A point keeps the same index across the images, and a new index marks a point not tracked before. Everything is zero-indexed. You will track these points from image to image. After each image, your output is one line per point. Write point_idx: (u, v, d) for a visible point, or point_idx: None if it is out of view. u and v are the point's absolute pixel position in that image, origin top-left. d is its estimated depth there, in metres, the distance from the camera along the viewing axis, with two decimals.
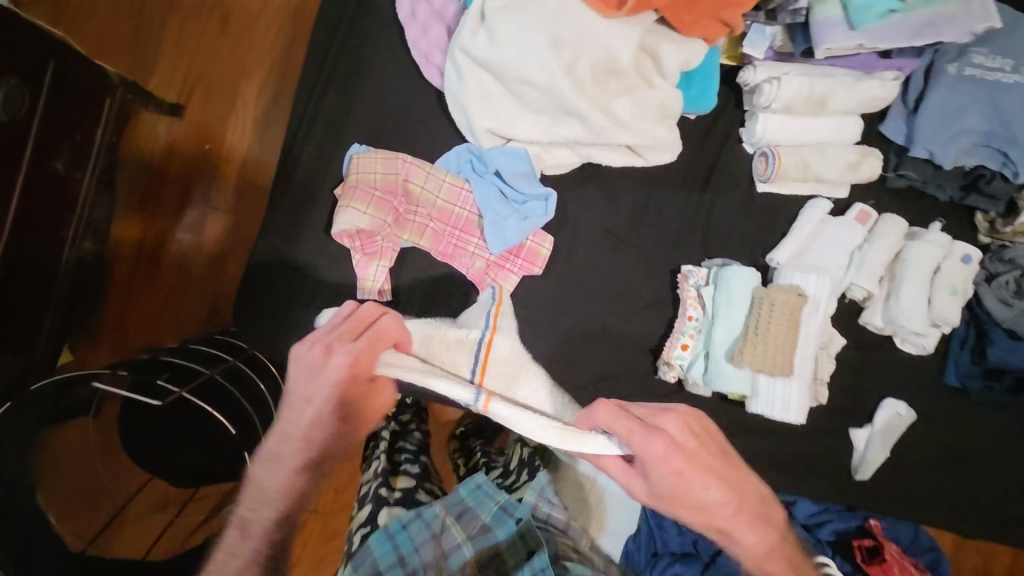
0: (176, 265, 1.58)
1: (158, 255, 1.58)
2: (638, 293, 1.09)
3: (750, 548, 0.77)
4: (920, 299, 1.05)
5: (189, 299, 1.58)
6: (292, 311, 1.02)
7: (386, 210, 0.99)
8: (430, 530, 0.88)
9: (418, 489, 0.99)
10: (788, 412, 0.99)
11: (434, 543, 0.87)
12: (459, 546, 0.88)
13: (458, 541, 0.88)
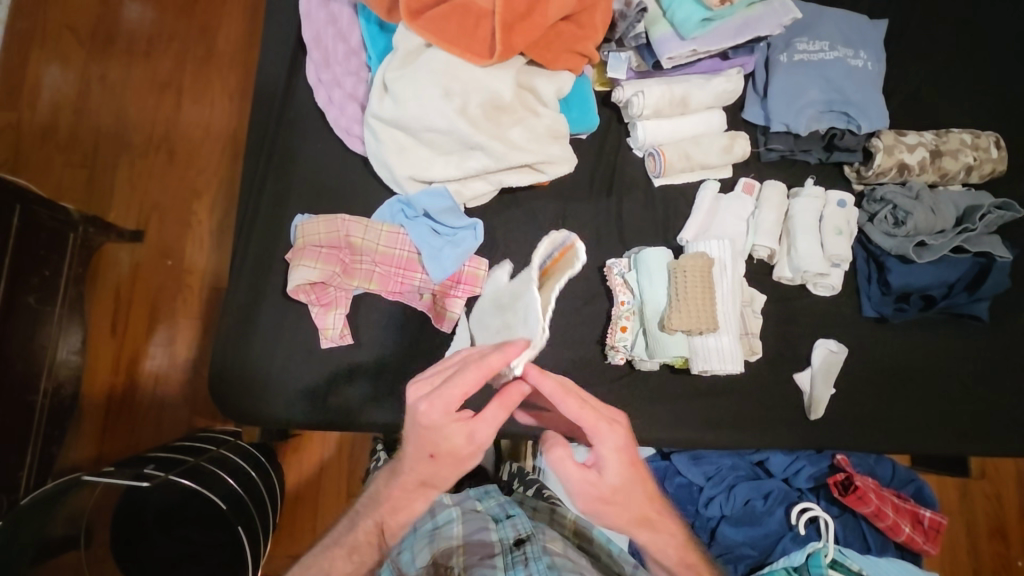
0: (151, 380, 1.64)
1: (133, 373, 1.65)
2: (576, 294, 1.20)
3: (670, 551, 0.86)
4: (814, 245, 1.21)
5: (169, 408, 1.64)
6: (265, 372, 1.11)
7: (334, 262, 1.11)
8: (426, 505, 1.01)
9: None
10: (726, 363, 1.09)
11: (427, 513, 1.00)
12: (449, 516, 0.99)
13: (451, 514, 0.99)
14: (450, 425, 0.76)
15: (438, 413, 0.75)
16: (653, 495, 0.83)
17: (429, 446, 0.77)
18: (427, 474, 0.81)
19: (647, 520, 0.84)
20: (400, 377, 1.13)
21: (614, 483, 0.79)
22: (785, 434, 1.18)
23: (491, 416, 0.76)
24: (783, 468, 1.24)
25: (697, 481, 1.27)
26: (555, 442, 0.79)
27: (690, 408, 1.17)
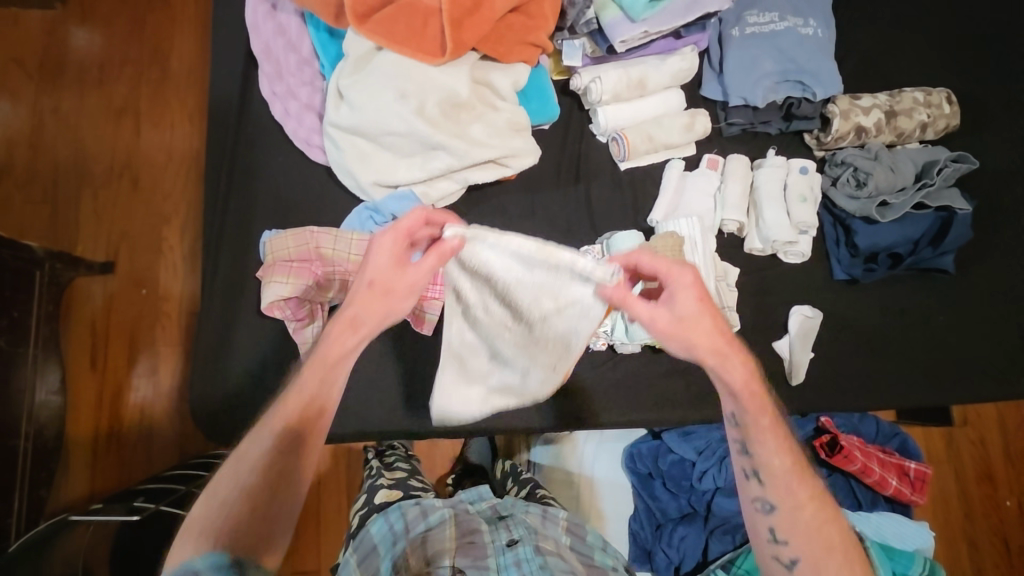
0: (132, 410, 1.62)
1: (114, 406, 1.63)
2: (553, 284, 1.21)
3: (739, 385, 0.83)
4: (781, 214, 1.23)
5: (158, 438, 1.62)
6: (246, 393, 1.10)
7: (307, 276, 1.10)
8: (419, 507, 0.99)
9: (411, 476, 1.14)
10: None
11: (420, 512, 0.98)
12: (442, 514, 0.98)
13: (443, 512, 0.99)
14: (364, 280, 0.85)
15: (371, 272, 0.85)
16: (734, 334, 0.83)
17: (355, 306, 0.85)
18: (337, 354, 0.86)
19: (739, 365, 0.83)
20: (385, 383, 1.13)
21: (692, 320, 0.80)
22: None
23: (414, 275, 0.84)
24: None
25: (689, 457, 1.30)
26: (621, 298, 0.72)
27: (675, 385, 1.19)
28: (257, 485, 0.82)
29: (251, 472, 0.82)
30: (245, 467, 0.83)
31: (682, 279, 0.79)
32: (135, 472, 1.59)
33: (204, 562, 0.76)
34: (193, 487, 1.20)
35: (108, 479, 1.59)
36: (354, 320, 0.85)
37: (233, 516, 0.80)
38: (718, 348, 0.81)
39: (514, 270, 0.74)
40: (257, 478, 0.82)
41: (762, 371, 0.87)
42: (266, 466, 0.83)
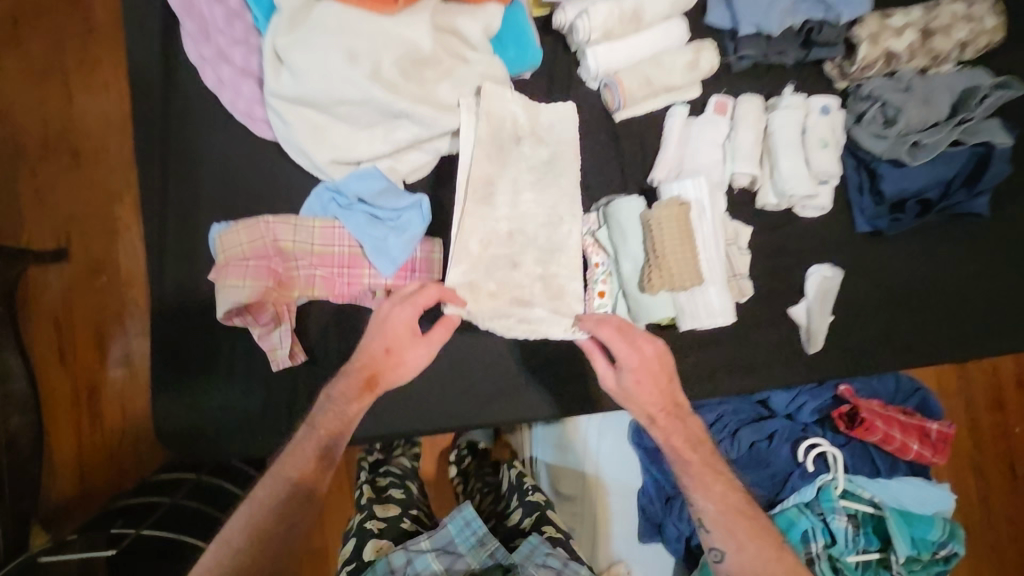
0: (96, 409, 1.54)
1: (76, 406, 1.53)
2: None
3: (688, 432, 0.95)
4: (800, 163, 1.08)
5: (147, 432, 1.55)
6: (215, 408, 1.00)
7: (265, 275, 0.97)
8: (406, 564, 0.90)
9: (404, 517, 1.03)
10: (715, 317, 0.99)
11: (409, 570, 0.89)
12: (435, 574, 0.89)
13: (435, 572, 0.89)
14: (380, 344, 0.88)
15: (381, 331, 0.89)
16: (672, 404, 0.94)
17: (371, 362, 0.88)
18: (349, 415, 0.88)
19: (682, 430, 0.95)
20: None
21: (642, 386, 0.93)
22: (784, 373, 1.13)
23: (422, 358, 0.90)
24: (786, 405, 1.19)
25: None
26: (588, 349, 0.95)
27: (682, 362, 1.10)
28: (275, 516, 0.82)
29: (256, 511, 0.82)
30: (266, 498, 0.83)
31: (647, 346, 0.94)
32: (116, 470, 1.53)
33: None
34: (178, 498, 1.11)
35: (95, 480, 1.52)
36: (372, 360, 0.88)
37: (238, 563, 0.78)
38: (666, 408, 0.94)
39: (512, 208, 0.99)
40: (274, 511, 0.82)
41: (702, 432, 0.97)
42: (286, 496, 0.83)
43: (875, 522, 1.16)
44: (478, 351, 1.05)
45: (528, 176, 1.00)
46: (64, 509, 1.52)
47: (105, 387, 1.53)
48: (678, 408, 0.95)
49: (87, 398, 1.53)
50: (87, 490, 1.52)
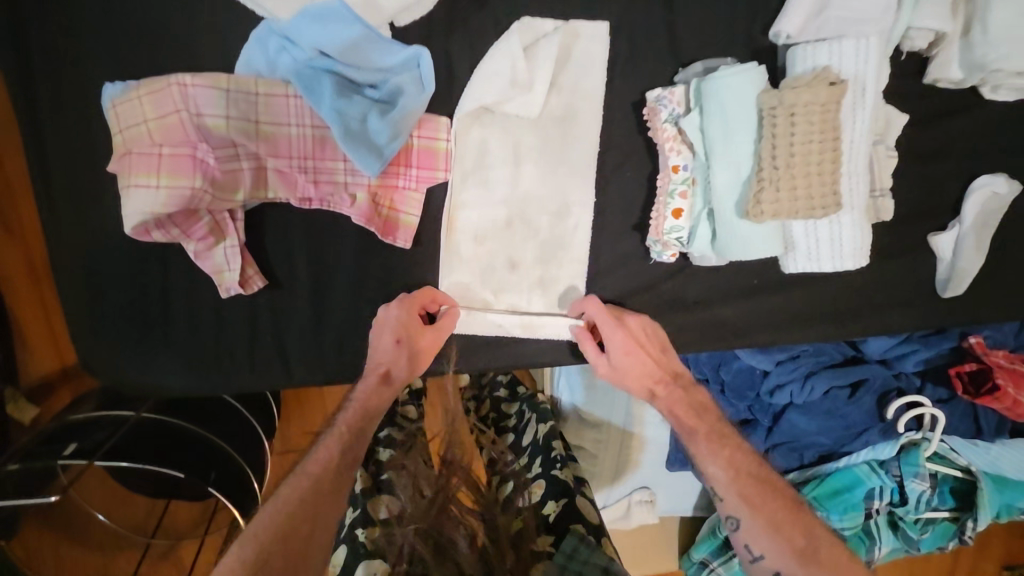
0: (37, 283, 0.99)
1: (18, 266, 0.98)
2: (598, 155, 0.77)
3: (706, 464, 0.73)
4: (1019, 16, 0.68)
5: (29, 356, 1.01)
6: (148, 343, 0.75)
7: (187, 170, 0.65)
8: None
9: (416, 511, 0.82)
10: (843, 260, 0.68)
11: None
12: None
13: None
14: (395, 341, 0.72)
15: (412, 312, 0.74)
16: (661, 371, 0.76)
17: (388, 360, 0.72)
18: (373, 410, 0.71)
19: (687, 399, 0.76)
20: (350, 322, 0.78)
21: (634, 369, 0.74)
22: (907, 320, 0.84)
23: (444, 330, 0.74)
24: (884, 351, 0.94)
25: (761, 365, 0.96)
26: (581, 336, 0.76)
27: (775, 304, 0.82)
28: (302, 519, 0.61)
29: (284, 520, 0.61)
30: (289, 503, 0.62)
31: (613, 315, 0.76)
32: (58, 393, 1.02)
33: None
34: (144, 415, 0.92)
35: (43, 375, 1.01)
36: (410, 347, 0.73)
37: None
38: (669, 379, 0.76)
39: (511, 187, 0.76)
40: (298, 518, 0.62)
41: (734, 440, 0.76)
42: (315, 496, 0.63)
43: (954, 483, 0.99)
44: (493, 282, 0.78)
45: (534, 142, 0.76)
46: (37, 412, 1.01)
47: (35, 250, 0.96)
48: (683, 378, 0.78)
49: (20, 263, 0.98)
50: (49, 399, 1.02)
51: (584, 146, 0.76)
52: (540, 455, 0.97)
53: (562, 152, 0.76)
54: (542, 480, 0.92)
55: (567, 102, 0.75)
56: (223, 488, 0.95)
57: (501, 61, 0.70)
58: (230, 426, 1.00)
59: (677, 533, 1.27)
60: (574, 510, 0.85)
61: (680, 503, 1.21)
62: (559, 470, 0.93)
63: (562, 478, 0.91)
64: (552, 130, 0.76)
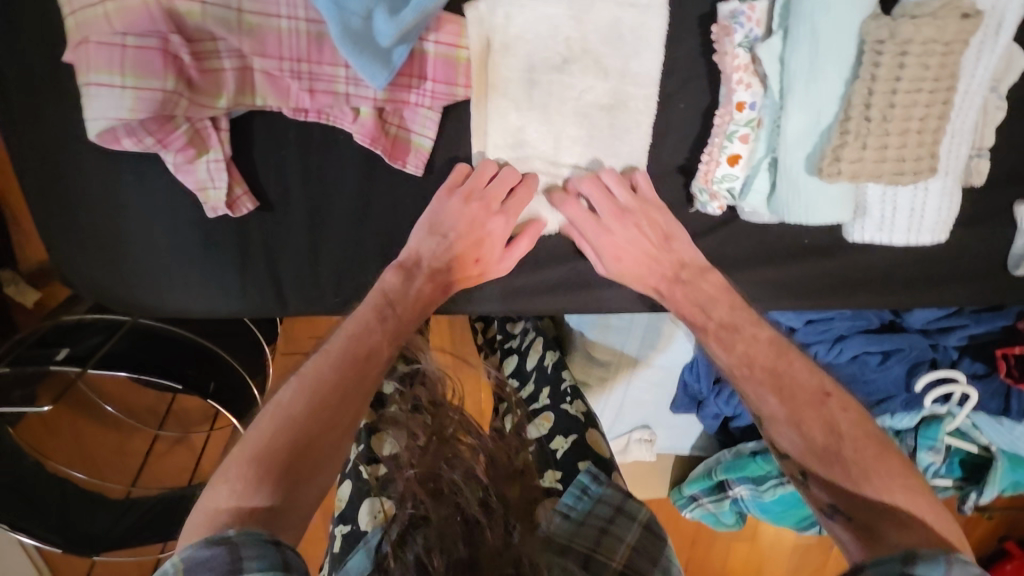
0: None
1: None
2: (646, 80, 0.64)
3: None
4: None
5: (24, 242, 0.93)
6: (133, 261, 0.69)
7: (157, 67, 0.54)
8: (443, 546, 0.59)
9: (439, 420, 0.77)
10: (919, 233, 0.59)
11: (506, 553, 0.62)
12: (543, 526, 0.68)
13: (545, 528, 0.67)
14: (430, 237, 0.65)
15: (448, 231, 0.64)
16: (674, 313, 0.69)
17: None
18: None
19: (691, 291, 0.66)
20: (350, 252, 0.70)
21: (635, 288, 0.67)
22: (971, 295, 0.76)
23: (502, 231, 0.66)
24: (928, 322, 0.88)
25: (789, 321, 0.88)
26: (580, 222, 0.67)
27: (825, 267, 0.73)
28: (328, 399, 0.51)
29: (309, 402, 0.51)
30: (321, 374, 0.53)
31: (624, 187, 0.66)
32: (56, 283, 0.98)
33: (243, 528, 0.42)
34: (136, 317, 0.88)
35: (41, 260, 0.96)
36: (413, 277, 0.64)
37: (291, 444, 0.48)
38: (671, 276, 0.67)
39: (545, 116, 0.65)
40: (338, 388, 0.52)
41: None
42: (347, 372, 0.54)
43: (967, 455, 0.96)
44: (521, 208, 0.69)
45: (577, 65, 0.63)
46: (38, 297, 0.96)
47: None
48: (691, 269, 0.67)
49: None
50: (50, 284, 0.97)
51: (629, 72, 0.64)
52: (548, 385, 0.91)
53: (601, 79, 0.64)
54: (550, 413, 0.86)
55: (614, 13, 0.62)
56: (223, 399, 0.91)
57: (544, 22, 0.62)
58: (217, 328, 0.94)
59: (671, 467, 1.29)
60: (584, 446, 0.80)
61: (679, 441, 1.21)
62: (570, 404, 0.87)
63: (573, 413, 0.84)
64: (595, 52, 0.63)
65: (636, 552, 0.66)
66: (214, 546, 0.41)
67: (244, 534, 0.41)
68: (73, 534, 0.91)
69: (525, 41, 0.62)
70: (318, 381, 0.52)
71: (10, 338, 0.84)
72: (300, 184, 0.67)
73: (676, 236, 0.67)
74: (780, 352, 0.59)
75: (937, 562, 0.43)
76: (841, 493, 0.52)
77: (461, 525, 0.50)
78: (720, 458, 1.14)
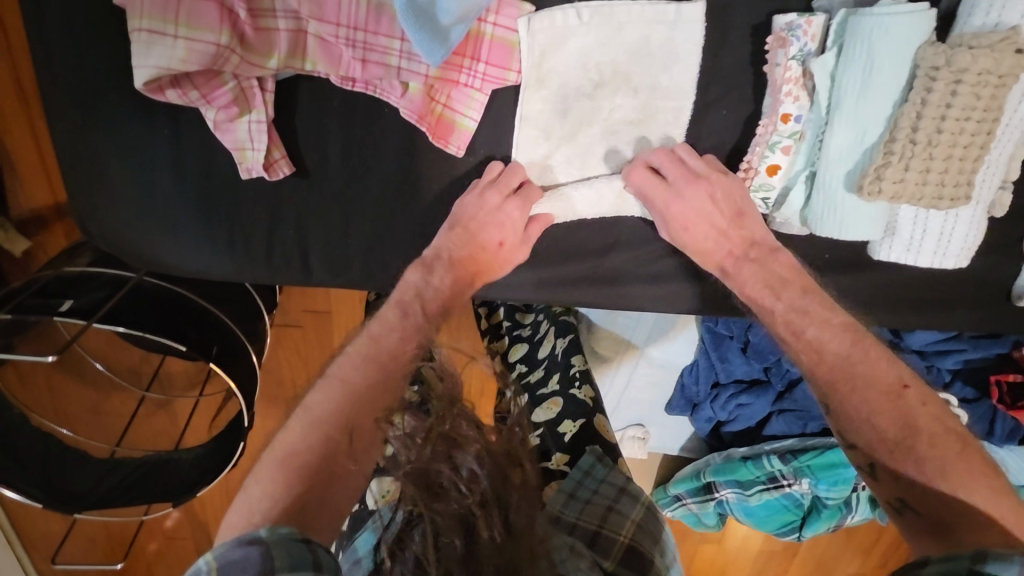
0: (27, 104, 0.84)
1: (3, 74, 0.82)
2: (676, 92, 0.64)
3: None
4: None
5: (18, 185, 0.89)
6: (154, 216, 0.67)
7: (213, 19, 0.53)
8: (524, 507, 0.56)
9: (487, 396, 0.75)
10: (943, 257, 0.61)
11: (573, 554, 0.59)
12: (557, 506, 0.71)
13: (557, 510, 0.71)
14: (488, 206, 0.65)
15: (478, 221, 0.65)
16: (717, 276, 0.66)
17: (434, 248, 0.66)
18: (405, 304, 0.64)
19: None
20: (379, 227, 0.69)
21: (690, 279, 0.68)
22: (971, 321, 0.79)
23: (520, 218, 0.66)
24: (927, 344, 0.89)
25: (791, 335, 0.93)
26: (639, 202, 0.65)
27: (840, 282, 0.75)
28: (347, 408, 0.55)
29: (326, 411, 0.55)
30: (346, 381, 0.57)
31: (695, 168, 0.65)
32: (48, 232, 0.93)
33: (273, 529, 0.44)
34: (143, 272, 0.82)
35: (34, 207, 0.91)
36: (435, 268, 0.65)
37: (312, 466, 0.52)
38: (741, 251, 0.65)
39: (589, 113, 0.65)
40: (354, 394, 0.56)
41: None
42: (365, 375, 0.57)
43: None
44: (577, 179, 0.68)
45: (623, 67, 0.63)
46: (29, 246, 0.92)
47: (26, 63, 0.80)
48: (761, 248, 0.65)
49: (8, 77, 0.82)
50: (42, 234, 0.93)
51: (659, 86, 0.64)
52: (558, 370, 0.89)
53: (631, 96, 0.64)
54: (558, 397, 0.86)
55: (645, 32, 0.62)
56: (224, 364, 0.84)
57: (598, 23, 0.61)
58: (222, 290, 0.90)
59: (658, 467, 1.31)
60: (591, 433, 0.82)
61: (669, 441, 1.23)
62: (578, 389, 0.87)
63: (582, 398, 0.85)
64: (625, 72, 0.63)
65: (640, 529, 0.68)
66: (246, 545, 0.43)
67: (275, 535, 0.44)
68: (52, 490, 0.88)
69: (574, 40, 0.62)
70: (325, 408, 0.55)
71: (8, 287, 0.77)
72: (339, 154, 0.66)
73: (751, 219, 0.65)
74: (855, 339, 0.60)
75: (1011, 562, 0.43)
76: (908, 488, 0.54)
77: (457, 523, 0.46)
78: (709, 460, 1.16)
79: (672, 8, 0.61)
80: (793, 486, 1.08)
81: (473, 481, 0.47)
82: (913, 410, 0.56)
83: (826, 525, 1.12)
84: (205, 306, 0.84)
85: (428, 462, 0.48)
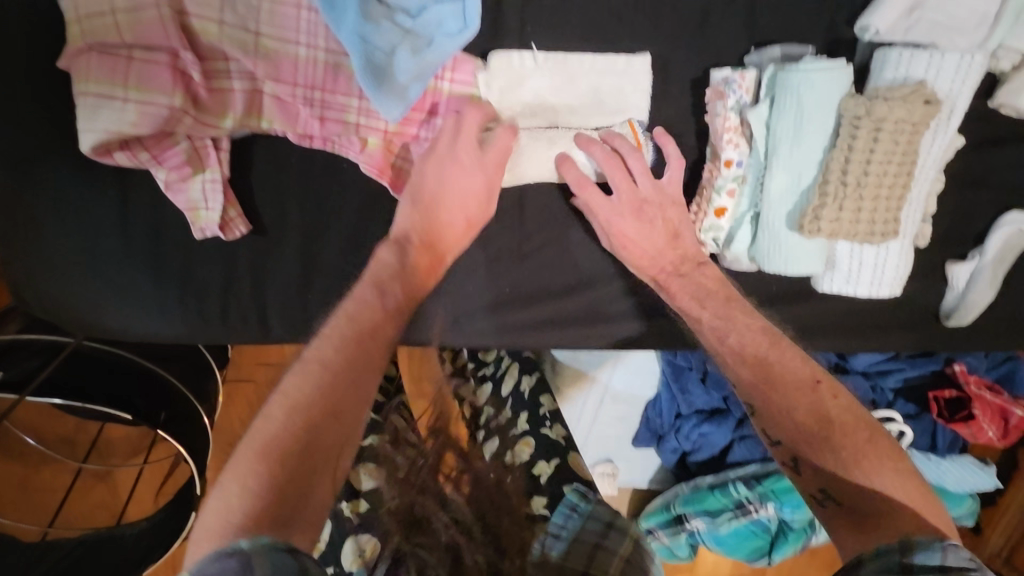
0: None
1: None
2: None
3: None
4: None
5: None
6: (98, 278, 0.64)
7: (165, 81, 0.53)
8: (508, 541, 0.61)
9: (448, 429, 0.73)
10: (878, 287, 0.66)
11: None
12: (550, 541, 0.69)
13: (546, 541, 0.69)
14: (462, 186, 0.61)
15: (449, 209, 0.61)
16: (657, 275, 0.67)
17: None
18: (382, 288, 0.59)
19: None
20: (338, 280, 0.68)
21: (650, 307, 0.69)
22: (907, 343, 0.84)
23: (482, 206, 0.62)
24: (871, 365, 0.95)
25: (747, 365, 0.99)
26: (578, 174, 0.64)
27: (788, 312, 0.79)
28: (325, 401, 0.49)
29: (312, 398, 0.48)
30: (323, 361, 0.51)
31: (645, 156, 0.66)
32: None
33: (255, 539, 0.41)
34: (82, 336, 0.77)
35: None
36: (408, 247, 0.60)
37: (294, 455, 0.46)
38: (671, 269, 0.66)
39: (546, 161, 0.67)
40: (338, 378, 0.50)
41: None
42: (350, 355, 0.52)
43: None
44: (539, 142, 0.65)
45: (578, 116, 0.66)
46: None
47: None
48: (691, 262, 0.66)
49: None
50: None
51: None
52: (526, 409, 0.89)
53: None
54: (530, 437, 0.85)
55: (595, 82, 0.65)
56: (174, 430, 0.79)
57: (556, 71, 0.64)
58: (171, 350, 0.85)
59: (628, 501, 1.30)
60: (566, 471, 0.81)
61: (637, 477, 1.21)
62: (550, 428, 0.86)
63: (553, 435, 0.85)
64: (581, 122, 0.66)
65: (628, 563, 0.68)
66: (225, 558, 0.39)
67: (258, 544, 0.40)
68: None
69: (532, 86, 0.64)
70: (304, 394, 0.48)
71: None
72: (296, 209, 0.65)
73: (685, 233, 0.66)
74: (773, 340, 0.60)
75: (935, 551, 0.44)
76: (832, 478, 0.54)
77: (446, 555, 0.47)
78: (677, 491, 1.17)
79: (619, 61, 0.65)
80: (759, 511, 1.10)
81: (453, 507, 0.50)
82: (828, 403, 0.56)
83: (793, 548, 1.14)
84: (153, 369, 0.79)
85: (415, 497, 0.51)
